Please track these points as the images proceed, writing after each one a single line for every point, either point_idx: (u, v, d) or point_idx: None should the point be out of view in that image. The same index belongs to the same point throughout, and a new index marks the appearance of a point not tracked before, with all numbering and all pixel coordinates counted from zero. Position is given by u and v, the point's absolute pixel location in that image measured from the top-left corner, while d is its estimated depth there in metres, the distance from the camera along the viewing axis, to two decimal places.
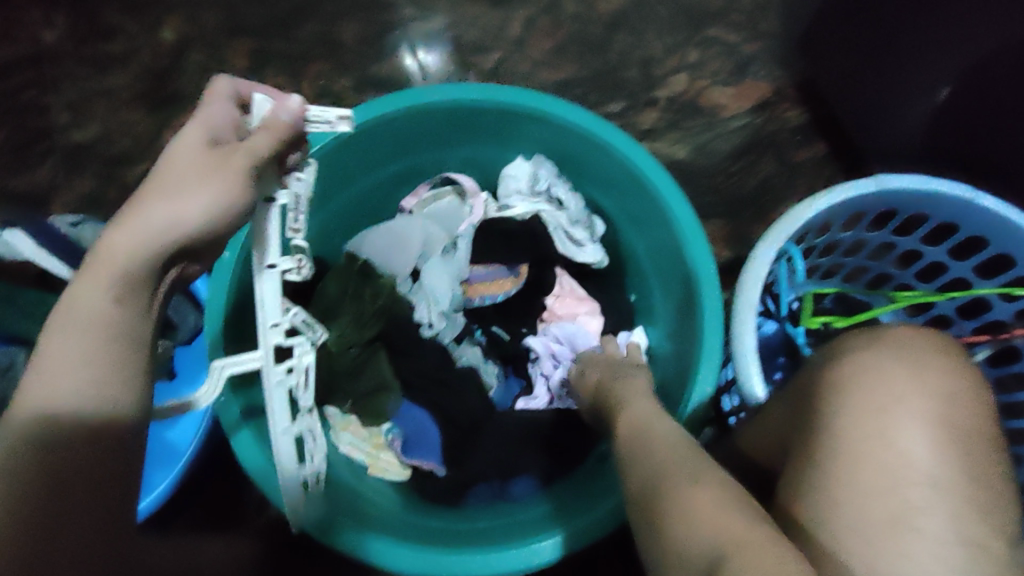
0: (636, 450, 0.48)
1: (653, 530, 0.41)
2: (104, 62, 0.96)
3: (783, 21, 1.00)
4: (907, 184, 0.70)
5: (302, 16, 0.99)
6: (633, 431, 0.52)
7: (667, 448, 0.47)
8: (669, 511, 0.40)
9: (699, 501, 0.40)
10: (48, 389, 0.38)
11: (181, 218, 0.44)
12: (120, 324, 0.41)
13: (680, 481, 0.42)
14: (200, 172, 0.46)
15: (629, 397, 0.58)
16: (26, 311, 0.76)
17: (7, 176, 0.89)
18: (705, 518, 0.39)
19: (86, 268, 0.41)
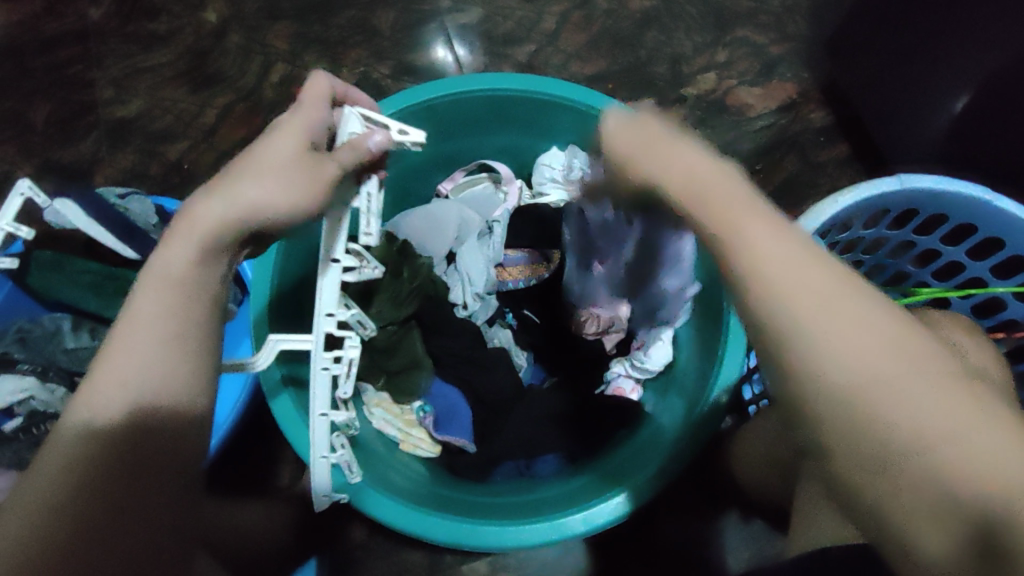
0: (783, 297, 0.34)
1: (861, 406, 0.33)
2: (148, 41, 0.98)
3: (810, 25, 1.03)
4: (930, 184, 0.73)
5: (341, 2, 1.01)
6: (760, 252, 0.35)
7: (823, 283, 0.34)
8: (861, 396, 0.33)
9: (907, 387, 0.33)
10: (133, 351, 0.42)
11: (260, 210, 0.48)
12: (199, 292, 0.45)
13: (876, 355, 0.33)
14: (288, 171, 0.49)
15: (726, 199, 0.38)
16: (73, 278, 0.76)
17: (54, 149, 0.92)
18: (914, 408, 0.32)
19: (173, 233, 0.46)
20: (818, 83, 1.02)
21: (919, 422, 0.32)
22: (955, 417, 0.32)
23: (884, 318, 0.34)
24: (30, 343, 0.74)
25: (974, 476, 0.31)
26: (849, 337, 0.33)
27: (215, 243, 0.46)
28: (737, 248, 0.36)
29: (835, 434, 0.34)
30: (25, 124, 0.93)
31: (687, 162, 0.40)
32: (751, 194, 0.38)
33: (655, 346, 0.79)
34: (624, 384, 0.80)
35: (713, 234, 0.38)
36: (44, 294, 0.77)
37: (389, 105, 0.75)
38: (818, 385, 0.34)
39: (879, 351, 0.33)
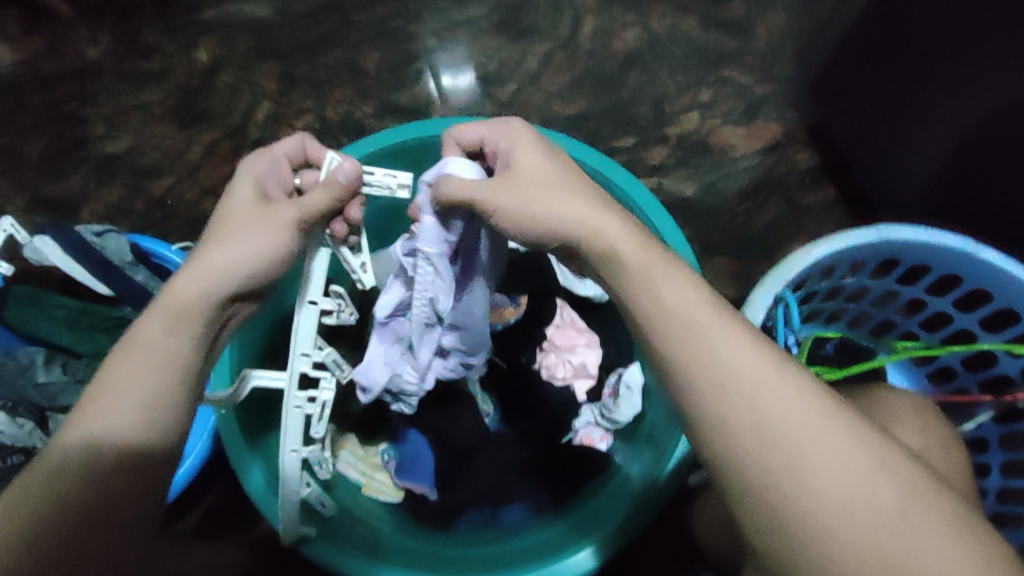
0: (699, 359, 0.42)
1: (768, 484, 0.39)
2: (141, 79, 1.01)
3: (795, 66, 1.03)
4: (908, 235, 0.71)
5: (329, 43, 1.03)
6: (680, 317, 0.44)
7: (734, 346, 0.42)
8: (772, 459, 0.39)
9: (813, 452, 0.39)
10: (106, 411, 0.45)
11: (235, 265, 0.51)
12: (174, 353, 0.48)
13: (783, 423, 0.40)
14: (256, 224, 0.52)
15: (651, 264, 0.47)
16: (48, 314, 0.79)
17: (44, 184, 0.95)
18: (820, 472, 0.39)
19: (155, 305, 0.49)
20: (805, 124, 1.01)
21: (823, 485, 0.38)
22: (853, 476, 0.39)
23: (797, 388, 0.41)
24: (2, 377, 0.76)
25: (870, 533, 0.37)
26: (760, 404, 0.40)
27: (189, 310, 0.50)
28: (668, 309, 0.45)
29: (755, 491, 0.40)
30: (20, 158, 0.97)
31: (611, 224, 0.49)
32: (676, 267, 0.47)
33: (623, 397, 0.76)
34: (593, 433, 0.78)
35: (644, 295, 0.46)
36: (22, 328, 0.78)
37: (359, 148, 0.75)
38: (737, 448, 0.40)
39: (784, 416, 0.40)
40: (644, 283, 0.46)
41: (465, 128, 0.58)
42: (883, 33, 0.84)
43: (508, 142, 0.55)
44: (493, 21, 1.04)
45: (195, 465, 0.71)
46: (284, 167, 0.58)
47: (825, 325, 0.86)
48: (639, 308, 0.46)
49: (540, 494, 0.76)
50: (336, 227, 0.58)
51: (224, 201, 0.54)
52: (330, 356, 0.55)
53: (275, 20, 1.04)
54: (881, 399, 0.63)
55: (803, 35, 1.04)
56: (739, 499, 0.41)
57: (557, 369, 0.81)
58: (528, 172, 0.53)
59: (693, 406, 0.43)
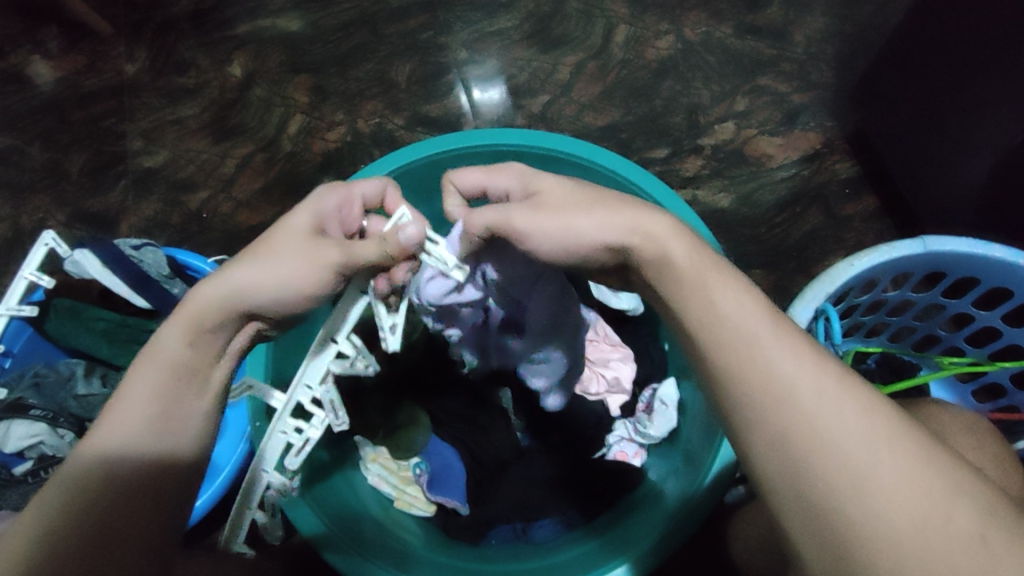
0: (754, 371, 0.41)
1: (827, 501, 0.37)
2: (177, 94, 1.03)
3: (834, 73, 1.00)
4: (956, 247, 0.68)
5: (360, 55, 1.04)
6: (735, 326, 0.42)
7: (794, 360, 0.40)
8: (835, 479, 0.37)
9: (881, 474, 0.37)
10: (123, 419, 0.45)
11: (258, 290, 0.50)
12: (187, 363, 0.48)
13: (847, 438, 0.38)
14: (295, 254, 0.50)
15: (701, 276, 0.45)
16: (88, 326, 0.79)
17: (85, 199, 0.97)
18: (889, 493, 0.36)
19: (176, 313, 0.49)
20: (843, 133, 0.98)
21: (892, 508, 0.36)
22: (926, 501, 0.36)
23: (863, 406, 0.39)
24: (44, 389, 0.76)
25: (943, 561, 0.34)
26: (822, 420, 0.38)
27: (208, 321, 0.49)
28: (721, 319, 0.43)
29: (817, 510, 0.37)
30: (61, 174, 0.99)
31: (659, 228, 0.48)
32: (728, 276, 0.45)
33: (658, 412, 0.74)
34: (627, 448, 0.75)
35: (696, 303, 0.44)
36: (61, 340, 0.79)
37: (404, 157, 0.75)
38: (796, 463, 0.38)
39: (848, 434, 0.38)
40: (699, 290, 0.45)
41: (462, 173, 0.56)
42: (926, 37, 0.82)
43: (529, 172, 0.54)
44: (524, 31, 1.04)
45: (232, 472, 0.73)
46: (355, 208, 0.57)
47: (865, 339, 0.83)
48: (692, 322, 0.45)
49: (570, 509, 0.74)
50: (380, 282, 0.55)
51: (279, 223, 0.53)
52: (330, 396, 0.53)
53: (307, 34, 1.05)
54: (928, 413, 0.60)
55: (841, 40, 1.02)
56: (799, 520, 0.38)
57: (591, 384, 0.77)
58: (551, 193, 0.52)
59: (746, 418, 0.41)
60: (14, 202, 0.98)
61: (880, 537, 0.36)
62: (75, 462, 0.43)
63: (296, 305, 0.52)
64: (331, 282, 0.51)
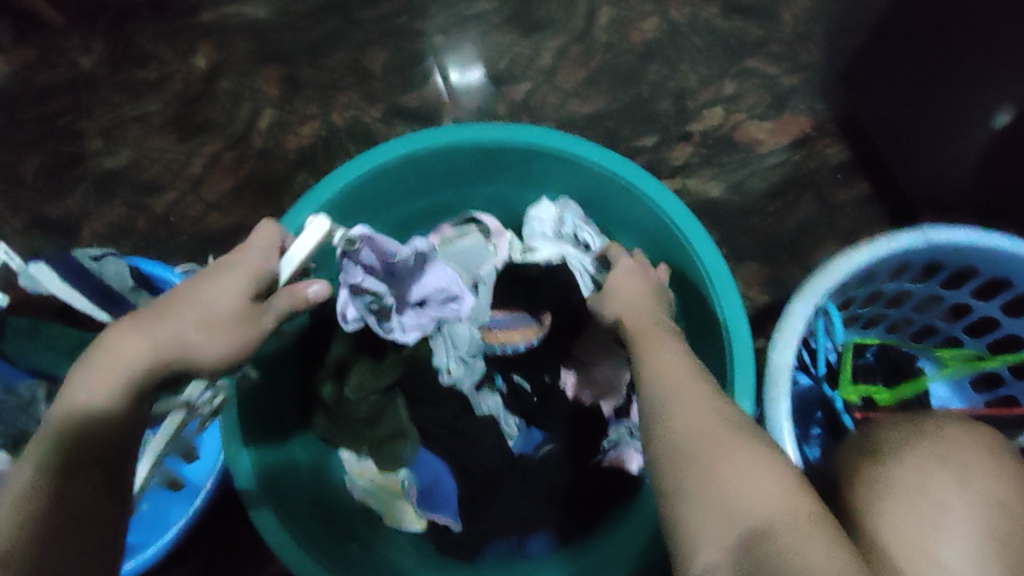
0: (661, 384, 0.52)
1: (694, 484, 0.43)
2: (138, 89, 0.97)
3: (825, 53, 0.97)
4: (958, 239, 0.66)
5: (333, 43, 0.98)
6: (663, 363, 0.54)
7: (700, 399, 0.49)
8: (712, 477, 0.42)
9: (723, 470, 0.43)
10: (78, 405, 0.46)
11: (192, 337, 0.51)
12: (135, 375, 0.48)
13: (711, 438, 0.45)
14: (233, 310, 0.52)
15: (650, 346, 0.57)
16: (48, 346, 0.75)
17: (42, 204, 0.92)
18: (730, 479, 0.42)
19: (104, 342, 0.49)
20: (834, 115, 0.95)
21: (730, 488, 0.41)
22: (785, 497, 0.40)
23: (740, 441, 0.45)
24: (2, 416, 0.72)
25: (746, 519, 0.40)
26: (712, 440, 0.45)
27: (138, 354, 0.48)
28: (647, 347, 0.57)
29: (683, 497, 0.43)
30: (16, 178, 0.93)
31: (639, 294, 0.66)
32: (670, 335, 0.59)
33: None
34: (623, 453, 0.73)
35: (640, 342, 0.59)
36: (23, 362, 0.75)
37: (400, 149, 0.71)
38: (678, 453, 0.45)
39: (731, 447, 0.44)
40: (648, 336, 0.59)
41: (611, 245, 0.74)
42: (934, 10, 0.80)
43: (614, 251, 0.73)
44: (503, 14, 0.99)
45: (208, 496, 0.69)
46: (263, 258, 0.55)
47: (862, 330, 0.81)
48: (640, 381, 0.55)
49: (567, 522, 0.71)
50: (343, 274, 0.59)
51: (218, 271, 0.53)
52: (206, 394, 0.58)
53: (276, 21, 0.99)
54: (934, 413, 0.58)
55: (832, 18, 0.98)
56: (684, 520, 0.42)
57: (583, 386, 0.77)
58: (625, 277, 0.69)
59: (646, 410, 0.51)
60: None
61: (725, 516, 0.40)
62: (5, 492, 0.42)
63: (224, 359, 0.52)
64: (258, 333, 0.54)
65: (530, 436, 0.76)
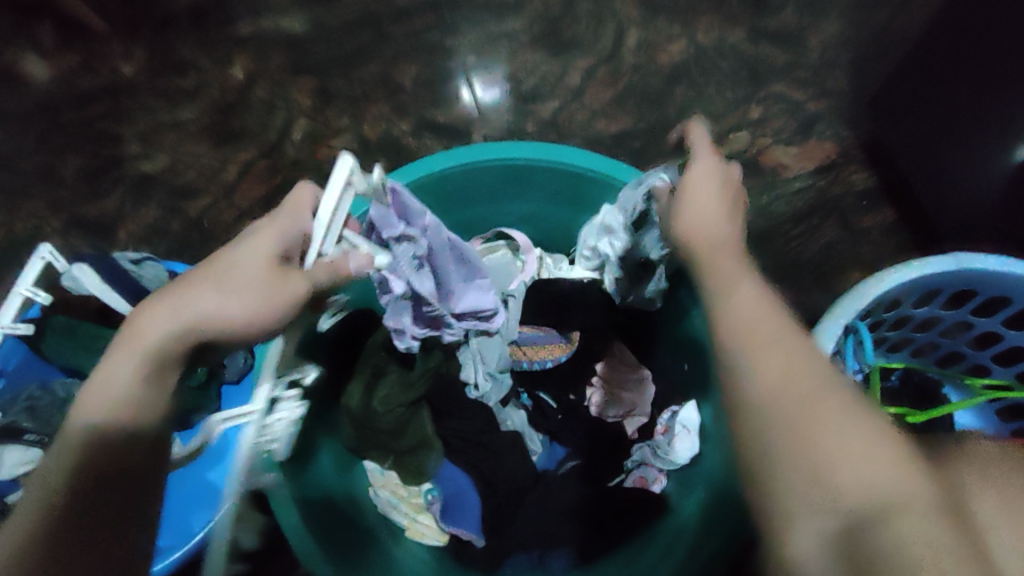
0: (757, 345, 0.45)
1: (804, 461, 0.39)
2: (176, 96, 1.00)
3: (851, 80, 0.98)
4: (989, 266, 0.66)
5: (365, 57, 1.01)
6: (751, 318, 0.47)
7: (799, 360, 0.44)
8: (819, 461, 0.39)
9: (833, 440, 0.39)
10: (81, 433, 0.44)
11: (213, 317, 0.49)
12: (142, 393, 0.46)
13: (818, 402, 0.41)
14: (253, 282, 0.50)
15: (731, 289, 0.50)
16: (85, 344, 0.77)
17: (81, 205, 0.94)
18: (839, 456, 0.39)
19: (119, 342, 0.47)
20: (860, 142, 0.96)
21: (840, 465, 0.38)
22: (900, 482, 0.37)
23: (851, 408, 0.41)
24: (38, 413, 0.72)
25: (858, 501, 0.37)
26: (814, 411, 0.41)
27: (161, 351, 0.47)
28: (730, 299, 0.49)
29: (782, 465, 0.40)
30: (56, 178, 0.96)
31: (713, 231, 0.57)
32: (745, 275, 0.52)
33: (680, 436, 0.72)
34: (647, 474, 0.73)
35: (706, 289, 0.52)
36: (57, 359, 0.76)
37: (435, 163, 0.73)
38: (777, 414, 0.41)
39: (836, 414, 0.40)
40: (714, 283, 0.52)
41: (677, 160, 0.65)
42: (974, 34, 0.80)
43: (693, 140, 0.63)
44: (533, 34, 1.01)
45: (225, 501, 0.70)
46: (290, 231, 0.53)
47: (886, 355, 0.81)
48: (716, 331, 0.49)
49: (589, 538, 0.70)
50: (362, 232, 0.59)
51: (242, 243, 0.51)
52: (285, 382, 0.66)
53: (311, 35, 1.02)
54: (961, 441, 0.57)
55: (858, 47, 1.00)
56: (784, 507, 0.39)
57: (608, 407, 0.77)
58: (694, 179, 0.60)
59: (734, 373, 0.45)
60: (7, 207, 0.95)
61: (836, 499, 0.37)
62: (30, 497, 0.42)
63: (246, 328, 0.50)
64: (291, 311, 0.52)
65: (553, 454, 0.77)
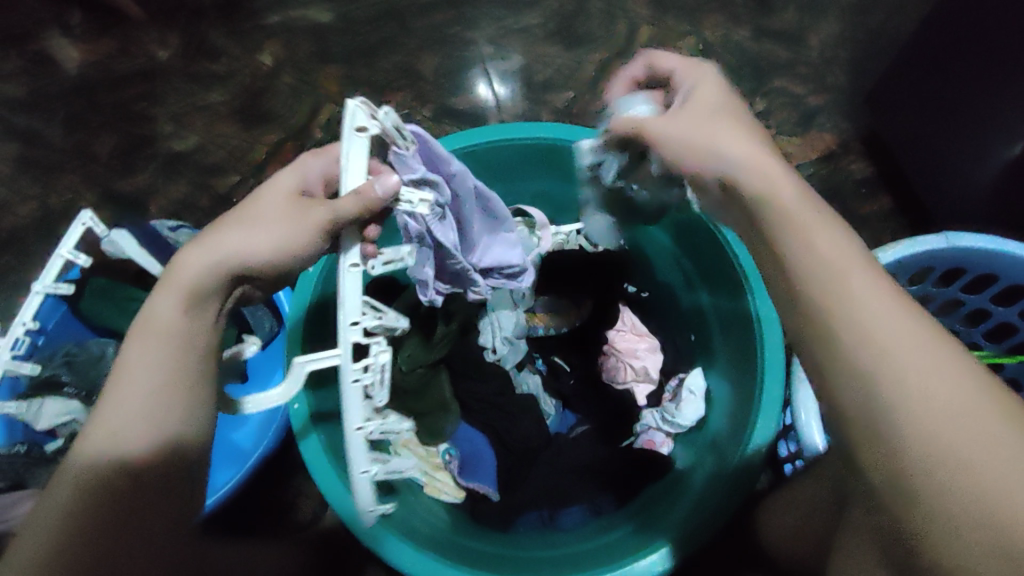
0: (864, 320, 0.35)
1: (966, 483, 0.30)
2: (208, 80, 1.04)
3: (850, 77, 1.03)
4: (976, 244, 0.70)
5: (388, 48, 1.06)
6: (855, 287, 0.37)
7: (930, 338, 0.34)
8: (981, 481, 0.30)
9: (1006, 461, 0.30)
10: (128, 375, 0.47)
11: (245, 251, 0.50)
12: (182, 331, 0.49)
13: (973, 407, 0.32)
14: (280, 218, 0.51)
15: (803, 229, 0.41)
16: (123, 304, 0.81)
17: (115, 180, 0.99)
18: (1014, 479, 0.30)
19: (162, 282, 0.50)
20: (858, 135, 1.01)
21: (1020, 490, 0.30)
22: None
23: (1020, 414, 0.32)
24: (76, 367, 0.77)
25: None
26: (982, 424, 0.31)
27: (199, 286, 0.49)
28: (824, 266, 0.38)
29: (942, 489, 0.31)
30: (91, 155, 1.00)
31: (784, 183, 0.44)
32: (826, 222, 0.41)
33: (686, 401, 0.76)
34: (654, 437, 0.77)
35: (810, 245, 0.40)
36: (98, 319, 0.81)
37: (458, 140, 0.77)
38: (922, 420, 0.32)
39: (1010, 427, 0.31)
40: (805, 244, 0.40)
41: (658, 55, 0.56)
42: (953, 30, 0.84)
43: (690, 76, 0.53)
44: (548, 29, 1.07)
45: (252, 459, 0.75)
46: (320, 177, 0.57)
47: None
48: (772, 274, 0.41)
49: (600, 496, 0.75)
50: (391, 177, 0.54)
51: (266, 184, 0.54)
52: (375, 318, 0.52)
53: (337, 26, 1.07)
54: None
55: (857, 46, 1.05)
56: (904, 487, 0.32)
57: (618, 372, 0.81)
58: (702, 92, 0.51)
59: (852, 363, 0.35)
60: (43, 181, 0.99)
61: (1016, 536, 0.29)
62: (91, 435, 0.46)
63: (275, 263, 0.51)
64: (316, 243, 0.50)
65: (567, 416, 0.83)
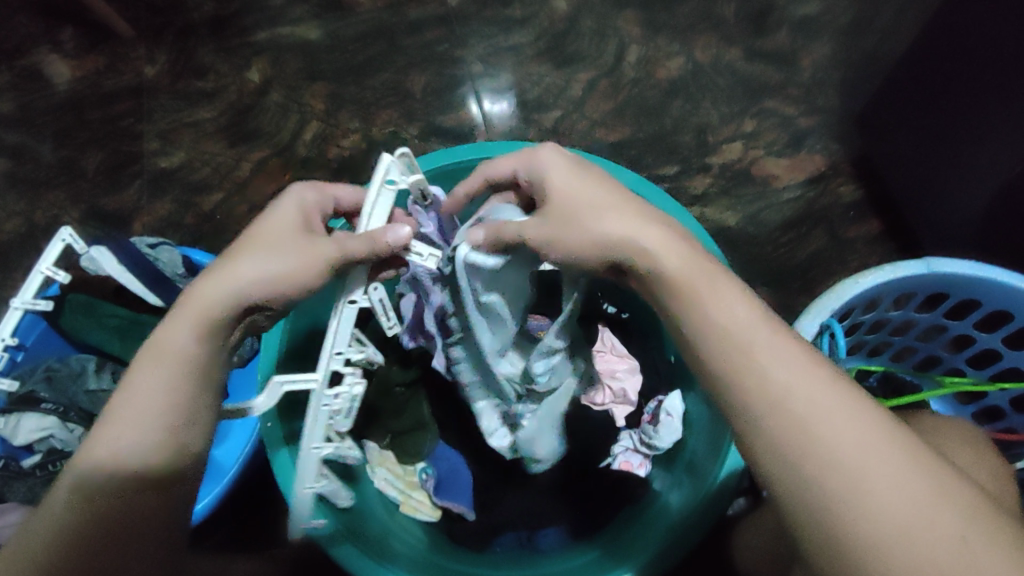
0: (748, 377, 0.43)
1: (847, 505, 0.39)
2: (196, 97, 1.04)
3: (840, 98, 1.03)
4: (959, 269, 0.69)
5: (376, 65, 1.06)
6: (735, 341, 0.44)
7: (806, 378, 0.42)
8: (861, 503, 0.39)
9: (873, 482, 0.39)
10: (132, 393, 0.48)
11: (255, 284, 0.51)
12: (195, 359, 0.49)
13: (844, 449, 0.40)
14: (291, 247, 0.52)
15: (712, 309, 0.45)
16: (101, 322, 0.80)
17: (101, 197, 0.99)
18: (881, 495, 0.39)
19: (177, 309, 0.51)
20: (848, 157, 1.00)
21: (882, 508, 0.38)
22: (936, 519, 0.38)
23: (888, 438, 0.41)
24: (56, 383, 0.77)
25: (921, 555, 0.37)
26: (857, 459, 0.39)
27: (211, 310, 0.50)
28: (722, 330, 0.45)
29: (829, 517, 0.39)
30: (77, 171, 1.00)
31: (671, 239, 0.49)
32: (727, 284, 0.47)
33: (664, 423, 0.71)
34: (632, 458, 0.74)
35: (695, 313, 0.46)
36: (75, 335, 0.80)
37: (439, 159, 0.76)
38: (805, 461, 0.40)
39: (876, 456, 0.40)
40: (693, 306, 0.46)
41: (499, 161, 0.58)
42: (939, 55, 0.84)
43: (538, 161, 0.54)
44: (538, 48, 1.06)
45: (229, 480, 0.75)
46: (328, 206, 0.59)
47: (868, 358, 0.84)
48: (714, 376, 0.45)
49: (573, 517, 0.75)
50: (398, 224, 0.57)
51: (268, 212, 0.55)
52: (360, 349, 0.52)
53: (326, 43, 1.07)
54: (929, 428, 0.60)
55: (848, 67, 1.04)
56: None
57: (596, 394, 0.75)
58: (561, 193, 0.52)
59: (741, 416, 0.43)
60: (28, 197, 0.99)
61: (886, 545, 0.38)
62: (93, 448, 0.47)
63: (286, 296, 0.52)
64: (322, 275, 0.52)
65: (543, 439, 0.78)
